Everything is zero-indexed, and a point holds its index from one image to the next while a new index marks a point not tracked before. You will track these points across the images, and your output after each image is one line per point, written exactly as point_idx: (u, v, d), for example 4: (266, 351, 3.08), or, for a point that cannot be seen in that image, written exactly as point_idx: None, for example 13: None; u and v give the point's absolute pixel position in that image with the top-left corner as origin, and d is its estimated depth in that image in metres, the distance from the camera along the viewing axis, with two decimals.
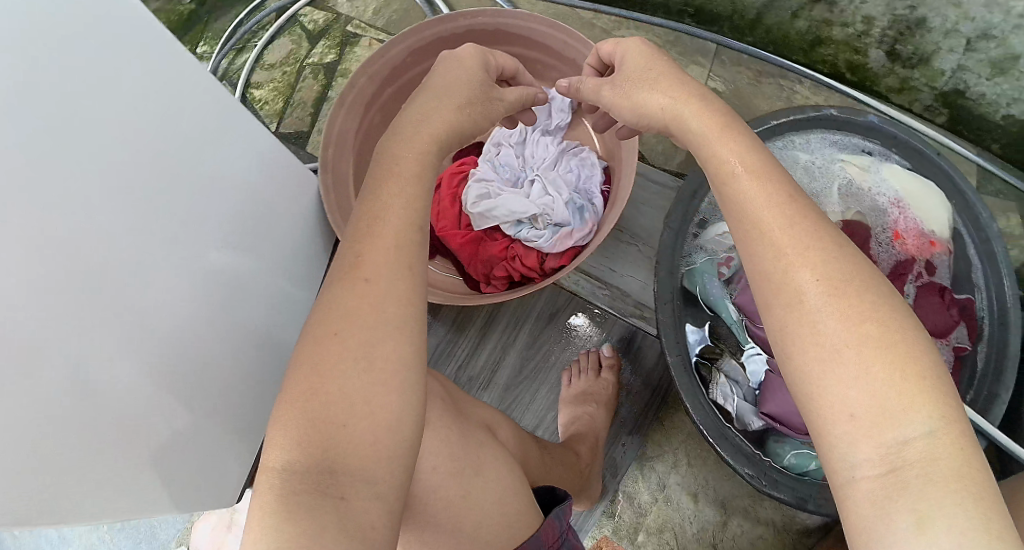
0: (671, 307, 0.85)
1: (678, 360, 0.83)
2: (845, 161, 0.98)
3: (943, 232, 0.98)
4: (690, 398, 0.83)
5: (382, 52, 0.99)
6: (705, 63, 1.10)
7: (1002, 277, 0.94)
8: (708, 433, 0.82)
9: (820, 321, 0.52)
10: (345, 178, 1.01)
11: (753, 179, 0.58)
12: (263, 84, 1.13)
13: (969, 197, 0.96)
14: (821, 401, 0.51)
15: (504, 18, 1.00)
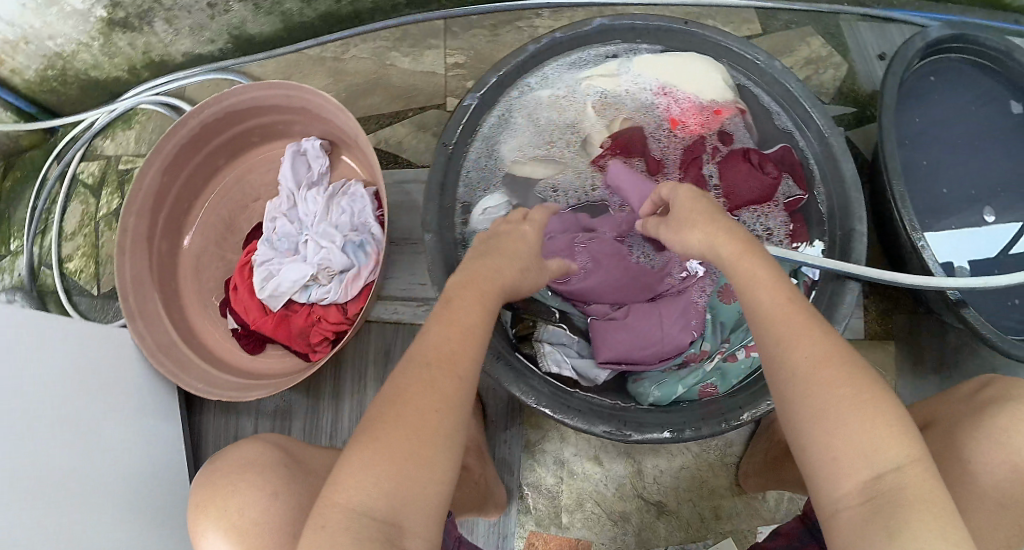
0: None
1: (486, 353, 0.79)
2: (593, 75, 0.94)
3: (725, 97, 0.92)
4: (514, 386, 0.78)
5: (138, 183, 0.98)
6: (439, 45, 1.08)
7: (805, 112, 0.90)
8: (550, 411, 0.77)
9: (818, 366, 0.56)
10: (157, 318, 0.98)
11: (754, 277, 0.63)
12: (68, 252, 1.16)
13: (737, 50, 0.92)
14: (824, 448, 0.55)
15: (227, 99, 0.98)
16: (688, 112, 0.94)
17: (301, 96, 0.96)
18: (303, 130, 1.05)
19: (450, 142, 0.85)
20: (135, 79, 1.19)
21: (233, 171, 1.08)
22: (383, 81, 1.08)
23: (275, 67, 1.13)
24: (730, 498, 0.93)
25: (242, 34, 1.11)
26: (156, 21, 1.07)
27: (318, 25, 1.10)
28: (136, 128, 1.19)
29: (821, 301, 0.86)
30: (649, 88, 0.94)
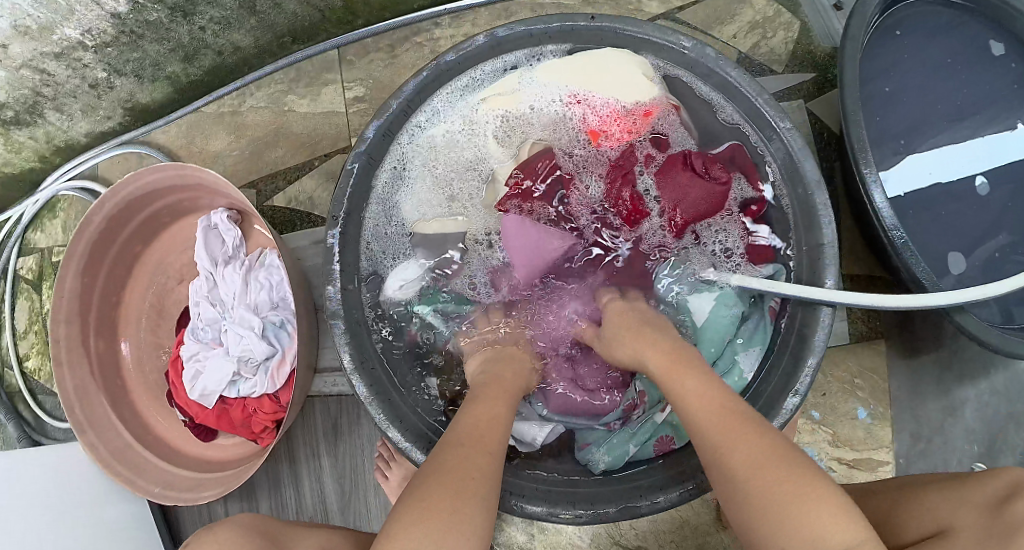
0: (383, 396, 0.74)
1: (411, 438, 0.73)
2: (493, 94, 0.83)
3: (650, 94, 0.81)
4: None
5: (57, 293, 0.93)
6: (337, 79, 0.98)
7: (748, 103, 0.77)
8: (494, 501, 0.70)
9: (750, 454, 0.54)
10: (107, 422, 0.96)
11: (682, 375, 0.63)
12: (24, 352, 1.15)
13: (653, 40, 0.78)
14: (776, 530, 0.51)
15: (125, 188, 0.92)
16: (608, 119, 0.82)
17: (196, 173, 0.90)
18: (211, 203, 0.98)
19: (341, 212, 0.75)
20: (48, 167, 1.14)
21: (153, 256, 1.03)
22: (284, 130, 0.99)
23: (175, 135, 1.04)
24: (715, 534, 0.87)
25: (135, 105, 1.04)
26: (47, 112, 1.02)
27: (207, 80, 1.02)
28: (61, 216, 1.15)
29: (789, 342, 0.76)
30: (558, 98, 0.83)
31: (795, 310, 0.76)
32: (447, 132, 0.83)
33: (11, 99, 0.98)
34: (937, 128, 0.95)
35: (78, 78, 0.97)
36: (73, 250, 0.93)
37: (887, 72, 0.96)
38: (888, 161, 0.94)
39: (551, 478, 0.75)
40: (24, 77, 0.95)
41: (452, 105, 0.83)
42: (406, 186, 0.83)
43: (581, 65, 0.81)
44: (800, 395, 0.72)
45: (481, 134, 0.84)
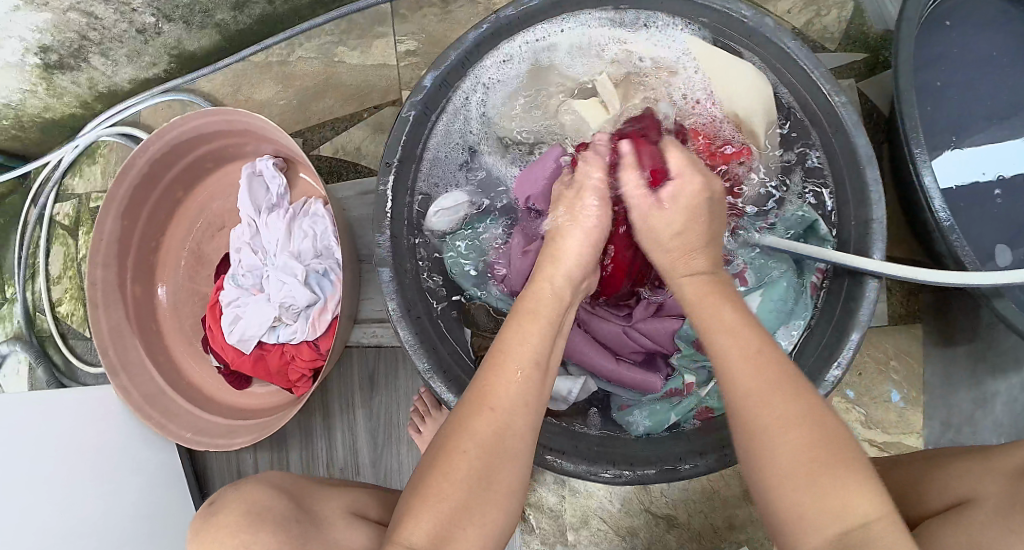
0: (422, 340, 0.74)
1: (447, 381, 0.73)
2: (568, 51, 0.83)
3: (727, 66, 0.78)
4: None
5: (97, 233, 0.93)
6: (387, 34, 1.02)
7: (801, 76, 0.74)
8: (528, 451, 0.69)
9: (782, 439, 0.50)
10: (140, 367, 0.95)
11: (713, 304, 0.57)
12: (57, 296, 1.15)
13: (727, 9, 0.74)
14: (789, 489, 0.49)
15: (170, 132, 0.92)
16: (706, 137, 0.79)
17: (241, 118, 0.90)
18: (256, 149, 0.98)
19: (394, 160, 0.76)
20: (90, 113, 1.14)
21: (195, 202, 1.03)
22: (333, 81, 1.03)
23: (221, 84, 1.07)
24: (744, 507, 0.86)
25: (181, 52, 1.04)
26: (92, 56, 1.01)
27: (256, 28, 1.03)
28: (100, 162, 1.16)
29: (834, 317, 0.73)
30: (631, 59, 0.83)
31: (845, 283, 0.73)
32: (512, 79, 0.84)
33: (57, 44, 0.96)
34: (996, 122, 0.89)
35: (125, 23, 0.95)
36: (115, 192, 0.93)
37: (949, 60, 0.90)
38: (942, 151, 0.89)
39: (587, 438, 0.73)
40: (70, 21, 0.93)
41: (520, 56, 0.82)
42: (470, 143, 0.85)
43: (714, 58, 0.78)
44: (843, 366, 0.69)
45: (552, 87, 0.84)
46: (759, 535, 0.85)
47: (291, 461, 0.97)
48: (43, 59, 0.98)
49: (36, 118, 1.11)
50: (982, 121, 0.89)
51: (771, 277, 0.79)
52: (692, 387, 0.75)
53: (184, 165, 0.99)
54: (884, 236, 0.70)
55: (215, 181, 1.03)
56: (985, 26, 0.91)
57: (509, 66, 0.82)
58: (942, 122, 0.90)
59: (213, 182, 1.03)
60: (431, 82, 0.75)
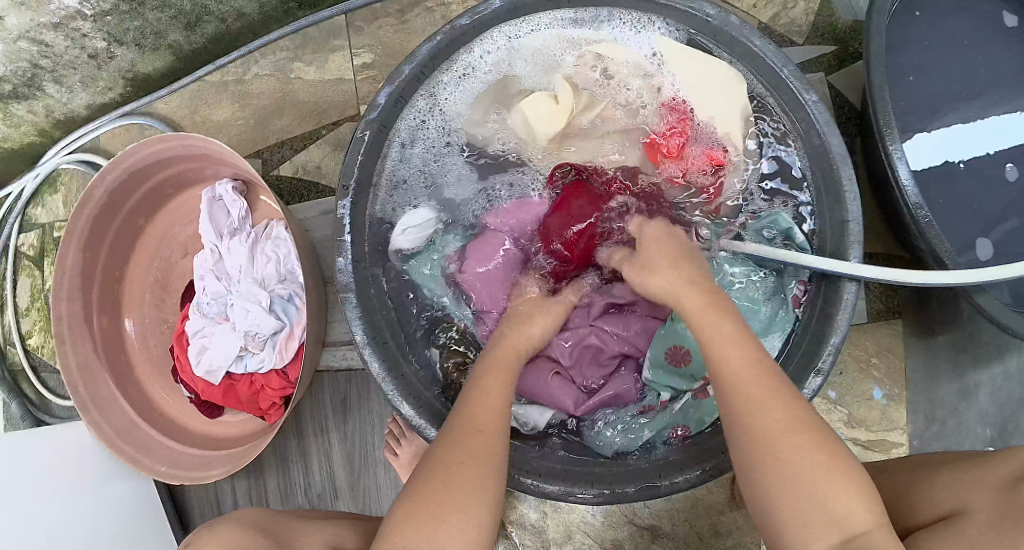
0: (387, 365, 0.72)
1: (412, 405, 0.72)
2: (525, 53, 0.81)
3: (697, 67, 0.77)
4: None
5: (57, 267, 0.91)
6: (344, 46, 0.99)
7: (769, 73, 0.72)
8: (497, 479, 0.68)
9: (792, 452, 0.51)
10: (110, 401, 0.93)
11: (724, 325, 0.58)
12: (26, 328, 1.13)
13: (692, 6, 0.72)
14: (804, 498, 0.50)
15: (126, 161, 0.90)
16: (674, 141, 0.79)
17: (199, 144, 0.88)
18: (216, 173, 0.96)
19: (351, 181, 0.74)
20: (49, 141, 1.11)
21: (158, 229, 1.01)
22: (290, 97, 1.01)
23: (180, 105, 1.05)
24: (728, 514, 0.85)
25: (137, 75, 1.02)
26: (46, 84, 0.98)
27: (211, 47, 1.00)
28: (62, 190, 1.13)
29: (810, 323, 0.71)
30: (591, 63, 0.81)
31: (820, 287, 0.72)
32: (472, 89, 0.81)
33: (7, 74, 0.93)
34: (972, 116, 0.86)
35: (76, 49, 0.93)
36: (74, 225, 0.91)
37: (920, 49, 0.88)
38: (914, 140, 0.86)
39: (561, 456, 0.72)
40: (20, 49, 0.91)
41: (478, 63, 0.80)
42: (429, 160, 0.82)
43: (691, 61, 0.77)
44: (823, 375, 0.67)
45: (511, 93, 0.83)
46: (744, 541, 0.84)
47: (269, 488, 0.95)
48: None
49: None
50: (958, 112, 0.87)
51: (746, 286, 0.76)
52: (666, 403, 0.74)
53: (145, 192, 0.96)
54: (858, 238, 0.68)
55: (178, 206, 1.01)
56: (956, 16, 0.88)
57: (467, 75, 0.80)
58: (917, 112, 0.87)
59: (176, 207, 1.01)
60: (384, 98, 0.73)
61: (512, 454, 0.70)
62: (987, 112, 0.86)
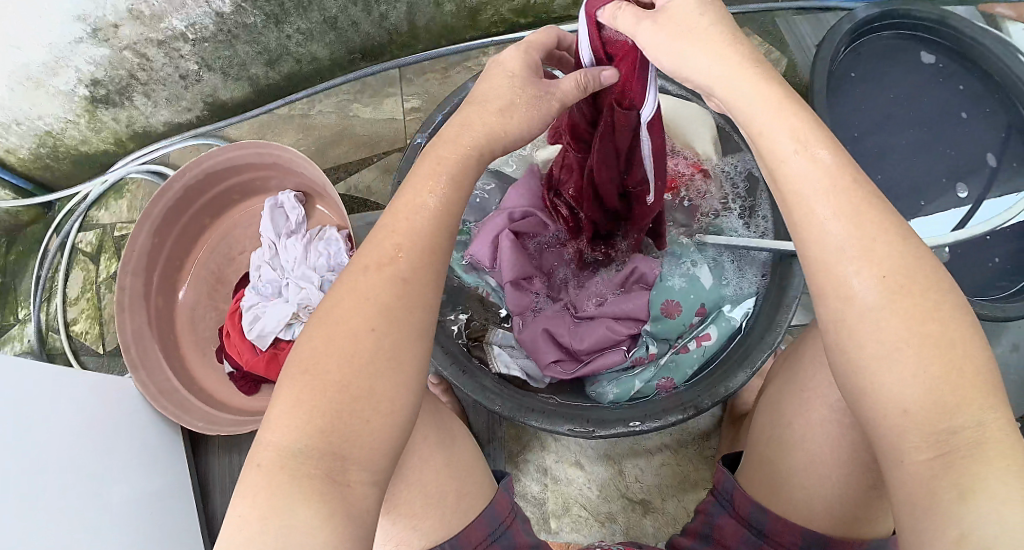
0: None
1: (438, 350, 0.83)
2: None
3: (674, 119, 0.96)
4: (464, 385, 0.82)
5: (129, 246, 1.06)
6: (397, 93, 1.22)
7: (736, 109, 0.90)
8: (505, 412, 0.80)
9: None
10: (158, 367, 1.06)
11: None
12: (73, 316, 1.23)
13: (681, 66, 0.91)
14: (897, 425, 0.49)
15: (205, 161, 1.07)
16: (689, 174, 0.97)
17: (270, 151, 1.06)
18: (278, 182, 1.14)
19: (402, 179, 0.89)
20: (122, 150, 1.28)
21: (218, 226, 1.17)
22: (348, 132, 1.22)
23: (249, 129, 1.25)
24: (713, 490, 0.96)
25: (215, 100, 1.21)
26: (135, 96, 1.15)
27: (283, 83, 1.21)
28: (127, 197, 1.29)
29: (769, 296, 0.85)
30: None
31: (774, 269, 0.87)
32: None
33: (107, 79, 1.10)
34: (937, 165, 1.08)
35: (171, 67, 1.11)
36: (150, 209, 1.06)
37: (870, 102, 1.12)
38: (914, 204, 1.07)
39: (560, 403, 0.84)
40: (123, 58, 1.06)
41: None
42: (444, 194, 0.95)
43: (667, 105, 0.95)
44: (783, 330, 0.80)
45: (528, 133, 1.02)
46: None
47: None
48: (91, 92, 1.12)
49: (73, 150, 1.24)
50: (928, 158, 1.09)
51: (735, 287, 0.90)
52: (654, 357, 0.87)
53: (210, 194, 1.13)
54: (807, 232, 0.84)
55: (238, 208, 1.17)
56: (899, 75, 1.12)
57: None
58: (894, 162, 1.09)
59: (237, 208, 1.17)
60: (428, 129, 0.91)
61: (515, 392, 0.84)
62: (937, 154, 1.09)
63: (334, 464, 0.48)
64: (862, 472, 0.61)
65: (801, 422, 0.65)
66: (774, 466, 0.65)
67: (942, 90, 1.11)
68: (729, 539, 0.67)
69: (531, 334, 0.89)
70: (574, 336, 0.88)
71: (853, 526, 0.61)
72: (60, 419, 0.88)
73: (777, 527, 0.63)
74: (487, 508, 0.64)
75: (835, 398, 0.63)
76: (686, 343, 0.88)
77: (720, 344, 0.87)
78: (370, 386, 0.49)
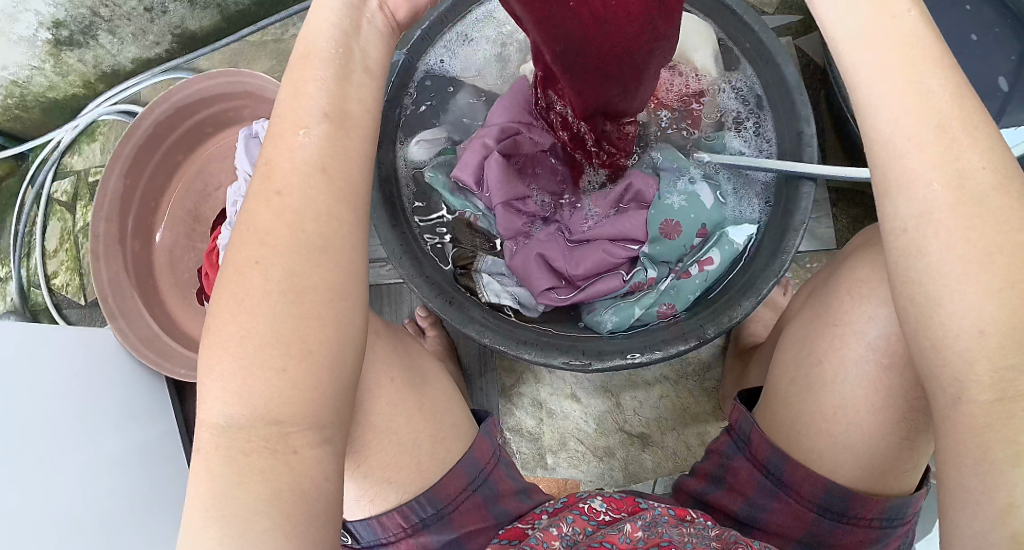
0: (397, 239, 0.79)
1: (423, 278, 0.79)
2: None
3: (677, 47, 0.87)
4: (453, 315, 0.77)
5: (102, 188, 1.02)
6: None
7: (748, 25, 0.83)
8: (495, 345, 0.76)
9: None
10: (138, 314, 1.02)
11: None
12: (52, 269, 1.20)
13: None
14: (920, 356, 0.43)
15: (179, 94, 1.01)
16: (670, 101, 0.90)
17: (245, 80, 1.02)
18: (253, 114, 1.08)
19: (381, 99, 0.83)
20: (91, 94, 1.22)
21: (192, 165, 1.11)
22: None
23: (221, 62, 1.19)
24: (713, 423, 0.92)
25: (184, 33, 1.14)
26: (100, 34, 1.08)
27: (253, 10, 1.13)
28: (99, 141, 1.24)
29: (775, 217, 0.80)
30: None
31: (779, 190, 0.81)
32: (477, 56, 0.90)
33: (70, 20, 1.03)
34: None
35: (135, 0, 1.04)
36: (121, 149, 1.02)
37: None
38: None
39: (553, 333, 0.80)
40: None
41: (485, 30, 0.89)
42: (410, 96, 0.87)
43: None
44: (792, 253, 0.74)
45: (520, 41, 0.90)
46: None
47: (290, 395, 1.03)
48: (54, 35, 1.05)
49: (40, 97, 1.18)
50: None
51: (737, 212, 0.85)
52: (653, 281, 0.83)
53: (183, 129, 1.07)
54: (816, 152, 0.79)
55: (214, 145, 1.12)
56: None
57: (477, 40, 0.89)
58: None
59: (213, 144, 1.12)
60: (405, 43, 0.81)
61: (504, 321, 0.80)
62: None
63: (282, 408, 0.44)
64: (892, 422, 0.58)
65: (836, 358, 0.61)
66: (798, 409, 0.62)
67: (948, 17, 1.02)
68: (745, 485, 0.67)
69: (523, 260, 0.83)
70: (570, 261, 0.83)
71: (878, 480, 0.59)
72: (42, 379, 0.87)
73: (799, 476, 0.62)
74: (464, 457, 0.61)
75: (872, 335, 0.59)
76: (687, 268, 0.82)
77: (723, 268, 0.81)
78: (313, 320, 0.44)
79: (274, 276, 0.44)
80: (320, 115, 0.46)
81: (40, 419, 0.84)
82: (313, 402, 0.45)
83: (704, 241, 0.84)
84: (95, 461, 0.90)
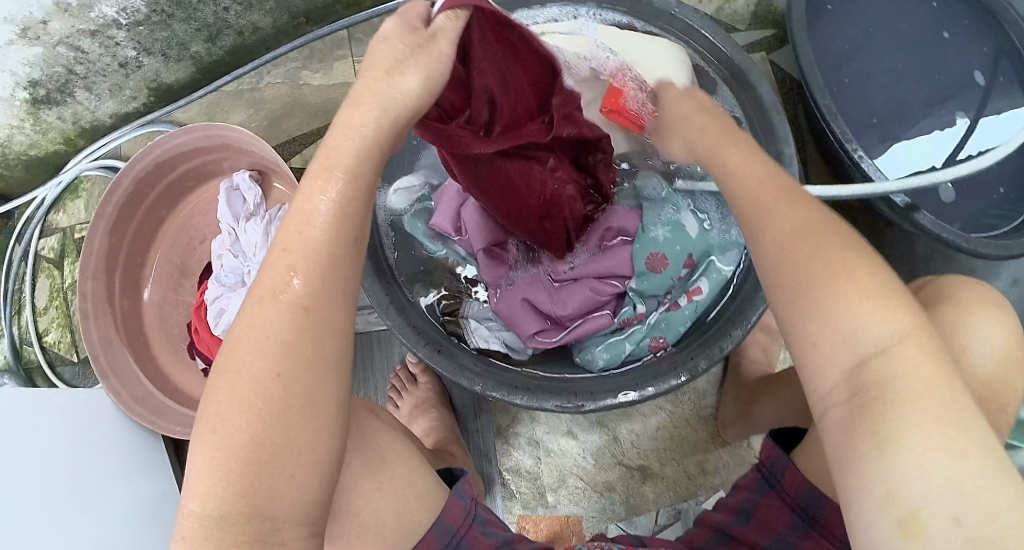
0: (381, 291, 0.78)
1: (410, 329, 0.78)
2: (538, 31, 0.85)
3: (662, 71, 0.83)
4: (442, 364, 0.76)
5: (86, 249, 1.01)
6: (348, 54, 1.15)
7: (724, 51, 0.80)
8: (485, 392, 0.75)
9: None
10: (130, 372, 1.02)
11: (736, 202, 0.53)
12: (44, 327, 1.20)
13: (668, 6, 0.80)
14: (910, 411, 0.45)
15: (157, 150, 1.01)
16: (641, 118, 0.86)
17: (220, 133, 1.00)
18: (233, 164, 1.08)
19: None
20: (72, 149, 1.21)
21: (175, 219, 1.11)
22: (299, 101, 1.18)
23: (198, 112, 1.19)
24: (713, 451, 0.92)
25: (159, 85, 1.14)
26: (77, 91, 1.08)
27: (227, 59, 1.13)
28: (83, 197, 1.24)
29: None
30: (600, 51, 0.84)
31: None
32: None
33: (46, 79, 1.03)
34: (918, 105, 0.97)
35: (108, 56, 1.03)
36: (103, 210, 1.01)
37: (846, 36, 1.00)
38: (877, 149, 0.97)
39: (545, 376, 0.79)
40: (58, 55, 0.99)
41: None
42: None
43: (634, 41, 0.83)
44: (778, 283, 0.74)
45: None
46: (731, 477, 0.91)
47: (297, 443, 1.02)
48: (32, 95, 1.04)
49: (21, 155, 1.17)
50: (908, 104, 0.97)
51: (725, 237, 0.84)
52: (643, 316, 0.82)
53: (165, 183, 1.07)
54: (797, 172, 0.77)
55: (196, 197, 1.12)
56: (879, 7, 0.99)
57: None
58: (881, 120, 0.98)
59: (196, 195, 1.12)
60: None
61: (492, 366, 0.79)
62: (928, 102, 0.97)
63: (271, 504, 0.44)
64: None
65: None
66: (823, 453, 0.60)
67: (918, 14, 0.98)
68: (775, 520, 0.61)
69: (510, 303, 0.83)
70: (557, 301, 0.82)
71: None
72: (41, 442, 0.86)
73: (830, 515, 0.58)
74: (436, 521, 0.59)
75: None
76: (677, 300, 0.82)
77: (712, 297, 0.81)
78: (296, 414, 0.44)
79: (252, 371, 0.44)
80: (295, 209, 0.47)
81: (40, 485, 0.83)
82: (299, 495, 0.45)
83: (691, 271, 0.83)
84: (100, 522, 0.90)
